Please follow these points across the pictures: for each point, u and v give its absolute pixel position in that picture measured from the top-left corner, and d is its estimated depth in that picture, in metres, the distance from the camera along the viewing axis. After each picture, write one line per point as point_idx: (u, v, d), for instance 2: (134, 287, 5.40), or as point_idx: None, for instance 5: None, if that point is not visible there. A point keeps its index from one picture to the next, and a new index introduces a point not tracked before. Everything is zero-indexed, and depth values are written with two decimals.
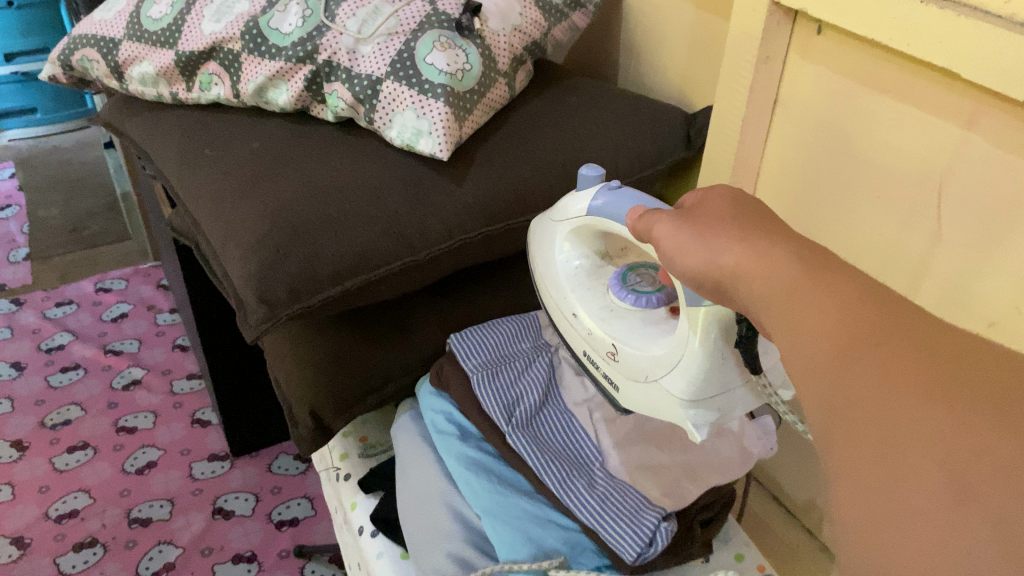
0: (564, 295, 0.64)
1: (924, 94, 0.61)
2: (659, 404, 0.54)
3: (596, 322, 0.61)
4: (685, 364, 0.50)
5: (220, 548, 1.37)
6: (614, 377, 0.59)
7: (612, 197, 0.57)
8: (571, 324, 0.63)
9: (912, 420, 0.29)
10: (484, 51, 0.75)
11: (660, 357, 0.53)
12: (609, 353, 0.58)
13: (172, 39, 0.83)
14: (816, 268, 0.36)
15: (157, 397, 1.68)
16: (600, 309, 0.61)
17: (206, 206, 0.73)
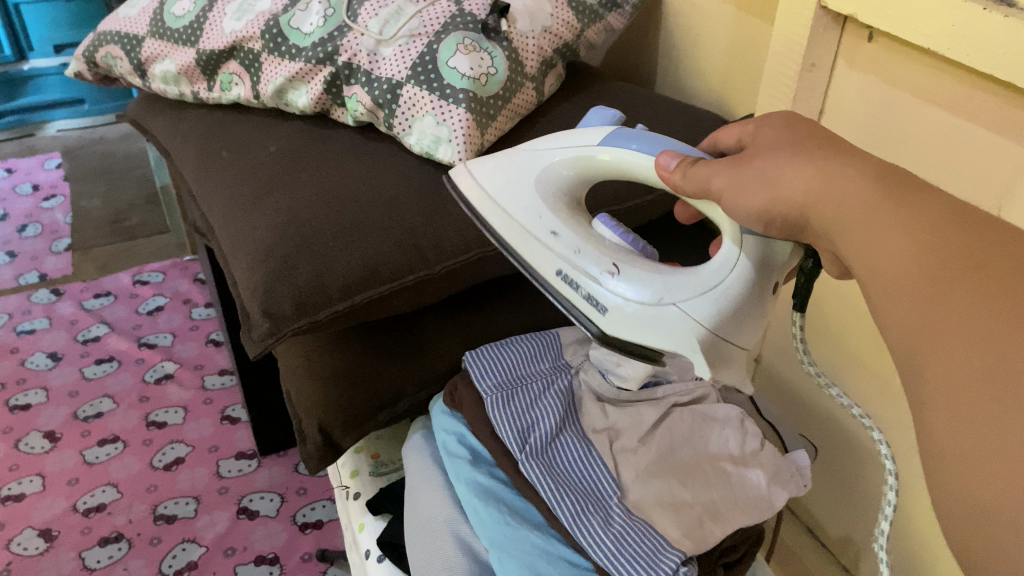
0: (538, 211, 0.56)
1: (984, 108, 0.56)
2: (661, 332, 0.50)
3: (587, 240, 0.54)
4: (724, 287, 0.48)
5: (243, 548, 1.36)
6: (604, 299, 0.52)
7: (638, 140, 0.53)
8: (544, 243, 0.55)
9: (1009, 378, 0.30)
10: (510, 54, 0.72)
11: (687, 280, 0.50)
12: (608, 274, 0.52)
13: (194, 37, 0.81)
14: (889, 286, 0.37)
15: (188, 393, 1.67)
16: (590, 234, 0.55)
17: (220, 211, 0.71)
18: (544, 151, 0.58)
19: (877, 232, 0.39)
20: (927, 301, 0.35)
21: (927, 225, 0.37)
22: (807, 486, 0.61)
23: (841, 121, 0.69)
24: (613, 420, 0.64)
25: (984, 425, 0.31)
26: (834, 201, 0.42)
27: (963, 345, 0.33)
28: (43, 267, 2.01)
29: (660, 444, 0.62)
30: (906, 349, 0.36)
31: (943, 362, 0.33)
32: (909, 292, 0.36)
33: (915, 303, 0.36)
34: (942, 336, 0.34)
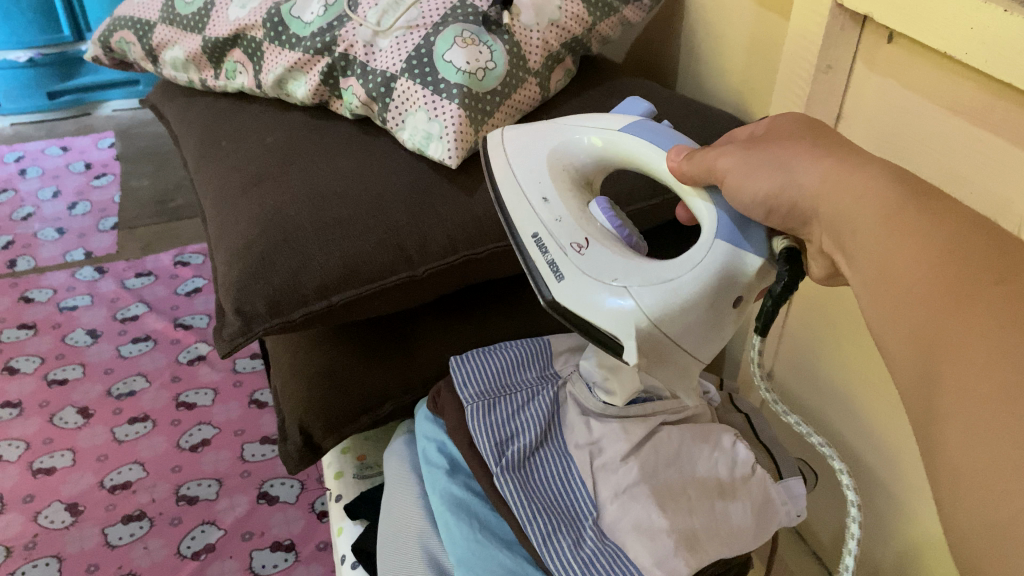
0: (537, 173, 0.51)
1: (1005, 119, 0.52)
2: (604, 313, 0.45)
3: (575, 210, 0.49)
4: (685, 278, 0.44)
5: (261, 533, 1.24)
6: (563, 267, 0.48)
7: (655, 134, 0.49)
8: (531, 204, 0.51)
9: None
10: (512, 48, 0.69)
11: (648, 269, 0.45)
12: (577, 246, 0.48)
13: (201, 23, 0.80)
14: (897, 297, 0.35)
15: (218, 373, 1.53)
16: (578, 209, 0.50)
17: (211, 203, 0.70)
18: (569, 121, 0.53)
19: (888, 237, 0.35)
20: (944, 309, 0.31)
21: (946, 231, 0.33)
22: (798, 514, 0.59)
23: (860, 124, 0.64)
24: (597, 434, 0.60)
25: (1003, 450, 0.28)
26: (846, 201, 0.38)
27: (981, 353, 0.29)
28: (89, 245, 1.87)
29: (643, 463, 0.58)
30: (908, 360, 0.33)
31: (955, 373, 0.30)
32: (919, 297, 0.33)
33: (928, 314, 0.32)
34: (958, 349, 0.30)
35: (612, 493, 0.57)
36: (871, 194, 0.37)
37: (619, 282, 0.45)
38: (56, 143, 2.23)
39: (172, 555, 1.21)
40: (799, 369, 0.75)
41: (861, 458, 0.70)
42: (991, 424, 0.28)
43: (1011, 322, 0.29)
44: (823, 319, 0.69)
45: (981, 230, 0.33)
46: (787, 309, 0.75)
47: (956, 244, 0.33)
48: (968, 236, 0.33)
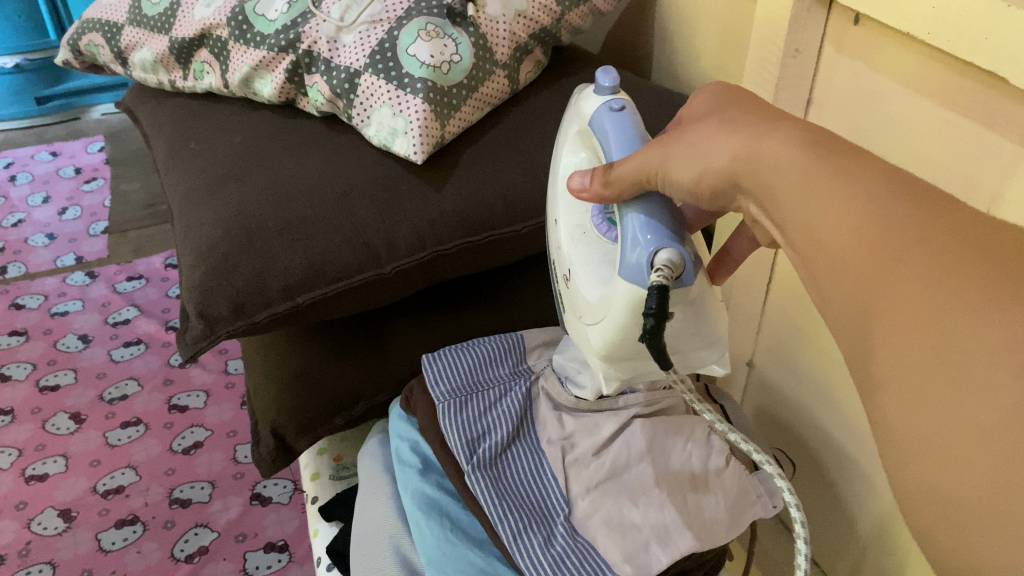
0: (557, 193, 0.57)
1: (971, 99, 0.51)
2: (582, 340, 0.53)
3: (572, 235, 0.54)
4: (607, 320, 0.47)
5: (254, 535, 1.24)
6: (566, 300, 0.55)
7: (605, 115, 0.50)
8: (552, 227, 0.57)
9: (967, 365, 0.26)
10: (478, 40, 0.68)
11: (590, 303, 0.50)
12: (566, 277, 0.54)
13: (168, 23, 0.78)
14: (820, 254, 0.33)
15: (210, 375, 1.53)
16: (575, 228, 0.54)
17: (178, 202, 0.69)
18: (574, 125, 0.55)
19: (812, 206, 0.33)
20: (869, 275, 0.30)
21: (868, 191, 0.31)
22: (776, 506, 0.58)
23: (831, 108, 0.63)
24: (570, 430, 0.60)
25: (950, 431, 0.26)
26: (775, 166, 0.36)
27: (910, 321, 0.28)
28: (80, 249, 1.86)
29: (615, 459, 0.57)
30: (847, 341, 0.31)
31: (893, 345, 0.28)
32: (849, 262, 0.31)
33: (855, 281, 0.31)
34: (889, 320, 0.29)
35: (586, 490, 0.56)
36: (793, 164, 0.35)
37: (584, 320, 0.51)
38: (45, 149, 2.21)
39: (166, 558, 1.21)
40: (780, 357, 0.74)
41: (841, 447, 0.69)
42: (933, 401, 0.27)
43: (944, 286, 0.27)
44: (800, 307, 0.69)
45: (897, 187, 0.31)
46: (764, 298, 0.74)
47: (879, 207, 0.31)
48: (906, 197, 0.30)
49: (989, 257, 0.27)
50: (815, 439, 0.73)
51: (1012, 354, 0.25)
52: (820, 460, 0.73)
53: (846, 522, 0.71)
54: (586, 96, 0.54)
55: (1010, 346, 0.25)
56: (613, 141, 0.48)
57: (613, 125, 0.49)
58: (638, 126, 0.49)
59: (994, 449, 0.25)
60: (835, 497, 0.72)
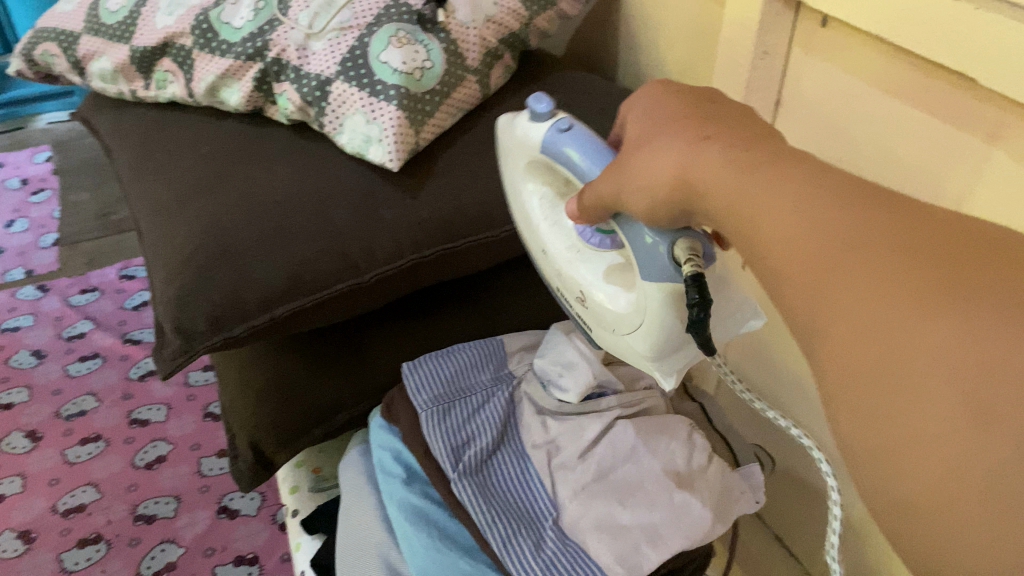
0: (531, 229, 0.57)
1: (938, 98, 0.52)
2: (624, 350, 0.50)
3: (563, 259, 0.54)
4: (648, 322, 0.45)
5: (223, 548, 1.22)
6: (586, 320, 0.53)
7: (560, 137, 0.48)
8: (542, 260, 0.56)
9: (907, 378, 0.25)
10: (449, 46, 0.68)
11: (624, 312, 0.48)
12: (579, 299, 0.53)
13: (128, 32, 0.77)
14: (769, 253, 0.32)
15: (171, 388, 1.50)
16: (567, 250, 0.53)
17: (147, 214, 0.68)
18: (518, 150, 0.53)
19: (754, 225, 0.32)
20: (806, 291, 0.29)
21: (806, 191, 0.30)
22: (758, 501, 0.59)
23: (801, 109, 0.64)
24: (554, 433, 0.60)
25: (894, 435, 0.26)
26: (716, 180, 0.34)
27: (851, 341, 0.27)
28: (30, 263, 1.81)
29: (600, 461, 0.58)
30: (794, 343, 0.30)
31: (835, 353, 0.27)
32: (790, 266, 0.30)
33: (798, 305, 0.29)
34: (831, 347, 0.27)
35: (575, 493, 0.56)
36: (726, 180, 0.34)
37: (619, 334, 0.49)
38: None
39: None
40: (752, 354, 0.76)
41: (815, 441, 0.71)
42: (875, 414, 0.26)
43: (878, 295, 0.26)
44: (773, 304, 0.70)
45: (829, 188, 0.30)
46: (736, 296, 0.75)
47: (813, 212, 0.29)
48: (835, 208, 0.29)
49: (920, 260, 0.26)
50: (790, 434, 0.74)
51: (949, 365, 0.24)
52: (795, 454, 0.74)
53: (822, 514, 0.73)
54: (518, 125, 0.52)
55: (949, 356, 0.24)
56: (584, 158, 0.46)
57: (573, 146, 0.48)
58: (597, 138, 0.48)
59: (935, 461, 0.24)
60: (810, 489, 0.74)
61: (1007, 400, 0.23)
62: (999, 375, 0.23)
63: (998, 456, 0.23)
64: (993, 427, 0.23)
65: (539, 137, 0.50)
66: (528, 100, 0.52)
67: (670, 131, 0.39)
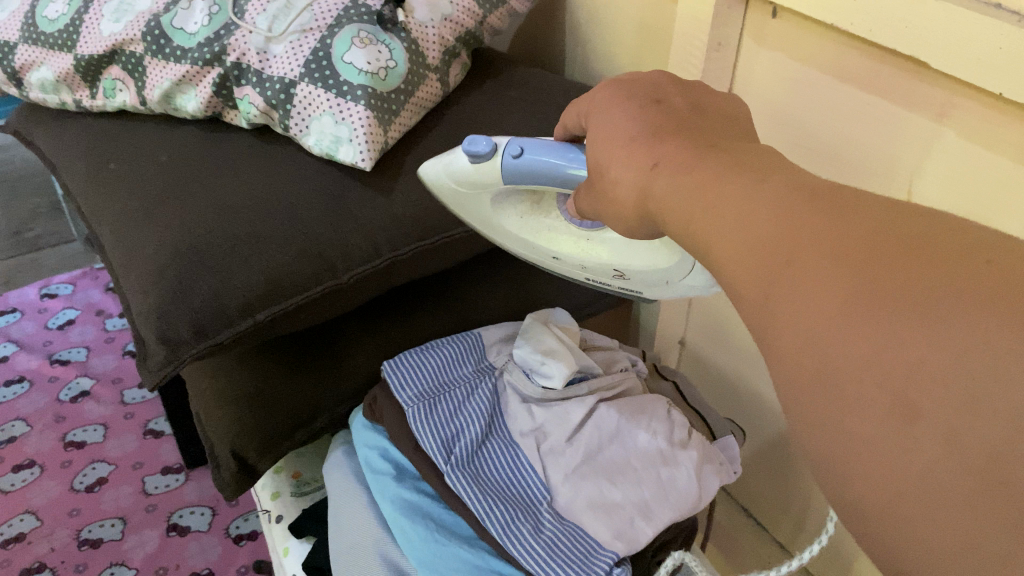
0: (527, 246, 0.59)
1: (889, 83, 0.56)
2: (685, 291, 0.54)
3: (578, 254, 0.57)
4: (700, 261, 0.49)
5: (176, 567, 1.15)
6: (632, 287, 0.57)
7: (523, 159, 0.50)
8: (557, 264, 0.59)
9: (840, 380, 0.24)
10: (410, 45, 0.68)
11: (672, 263, 0.51)
12: (617, 276, 0.56)
13: (71, 41, 0.75)
14: None
15: (106, 408, 1.40)
16: (577, 242, 0.56)
17: (107, 225, 0.66)
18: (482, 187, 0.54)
19: (698, 218, 0.32)
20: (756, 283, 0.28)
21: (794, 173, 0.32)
22: (736, 471, 0.62)
23: (757, 97, 0.68)
24: (540, 420, 0.62)
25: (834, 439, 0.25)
26: (677, 170, 0.33)
27: (791, 339, 0.26)
28: None
29: (588, 443, 0.59)
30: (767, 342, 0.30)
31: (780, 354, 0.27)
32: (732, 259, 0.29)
33: (745, 295, 0.29)
34: (776, 337, 0.27)
35: (568, 475, 0.58)
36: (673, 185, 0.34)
37: (675, 280, 0.53)
38: None
39: None
40: (710, 335, 0.79)
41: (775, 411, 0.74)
42: (816, 413, 0.25)
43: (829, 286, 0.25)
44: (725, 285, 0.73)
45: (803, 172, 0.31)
46: None
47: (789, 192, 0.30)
48: (780, 196, 0.29)
49: (847, 258, 0.25)
50: (756, 408, 0.77)
51: (878, 371, 0.23)
52: (756, 427, 0.78)
53: (786, 483, 0.77)
54: (464, 167, 0.53)
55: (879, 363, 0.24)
56: (560, 158, 0.49)
57: (541, 159, 0.50)
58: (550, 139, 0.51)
59: (872, 459, 0.24)
60: (773, 459, 0.78)
61: (933, 397, 0.22)
62: (928, 373, 0.22)
63: (928, 460, 0.22)
64: (921, 426, 0.23)
65: (496, 169, 0.52)
66: (457, 148, 0.53)
67: (618, 131, 0.38)
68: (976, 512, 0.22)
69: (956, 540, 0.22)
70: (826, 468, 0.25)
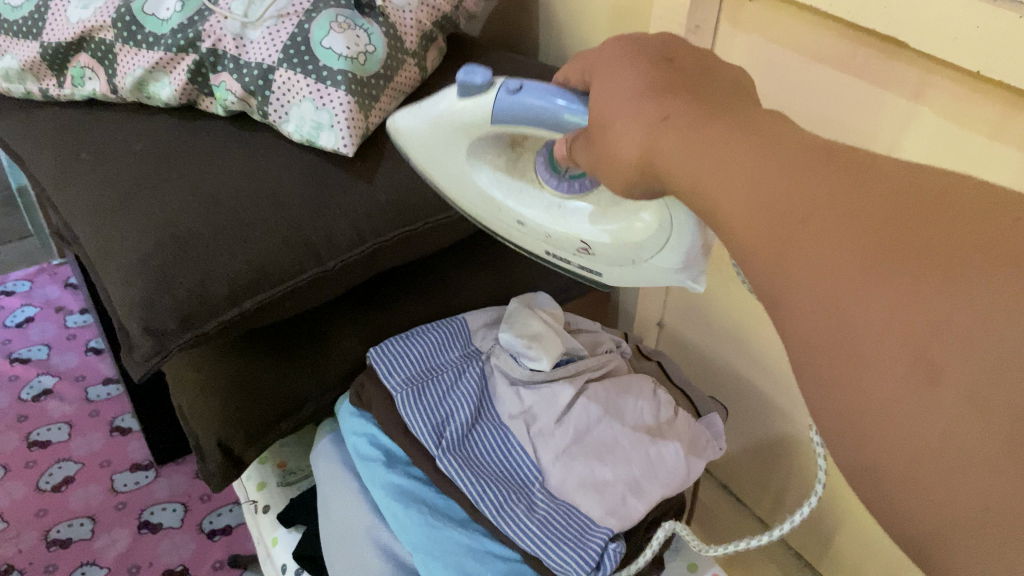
0: (494, 206, 0.58)
1: (865, 64, 0.57)
2: (647, 277, 0.53)
3: (547, 220, 0.56)
4: (676, 233, 0.48)
5: (149, 564, 1.11)
6: (592, 266, 0.56)
7: (516, 95, 0.48)
8: (522, 231, 0.58)
9: (860, 342, 0.25)
10: (388, 30, 0.68)
11: (643, 240, 0.51)
12: (582, 250, 0.55)
13: (36, 29, 0.73)
14: None
15: (71, 406, 1.36)
16: (547, 208, 0.56)
17: (82, 216, 0.64)
18: (458, 128, 0.53)
19: (704, 195, 0.32)
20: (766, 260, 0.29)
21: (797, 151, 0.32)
22: (722, 447, 0.63)
23: None
24: (528, 403, 0.62)
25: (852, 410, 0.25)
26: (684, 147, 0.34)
27: (807, 303, 0.27)
28: None
29: (577, 424, 0.60)
30: None
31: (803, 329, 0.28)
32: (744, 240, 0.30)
33: (759, 270, 0.29)
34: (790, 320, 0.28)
35: (557, 456, 0.59)
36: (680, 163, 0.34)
37: (640, 261, 0.52)
38: None
39: None
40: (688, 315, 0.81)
41: (752, 388, 0.76)
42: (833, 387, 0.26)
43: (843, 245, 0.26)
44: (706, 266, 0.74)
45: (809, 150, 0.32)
46: None
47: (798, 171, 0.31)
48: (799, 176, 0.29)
49: (867, 219, 0.26)
50: (735, 386, 0.78)
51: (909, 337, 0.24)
52: (735, 405, 0.80)
53: (765, 460, 0.79)
54: (451, 100, 0.52)
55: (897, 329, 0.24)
56: (549, 99, 0.46)
57: (531, 99, 0.47)
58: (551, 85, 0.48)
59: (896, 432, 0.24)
60: (752, 437, 0.80)
61: (956, 355, 0.23)
62: (948, 338, 0.23)
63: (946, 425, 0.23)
64: (943, 388, 0.23)
65: (485, 106, 0.50)
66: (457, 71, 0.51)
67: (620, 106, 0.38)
68: (1001, 470, 0.23)
69: (981, 499, 0.23)
70: (843, 440, 0.26)
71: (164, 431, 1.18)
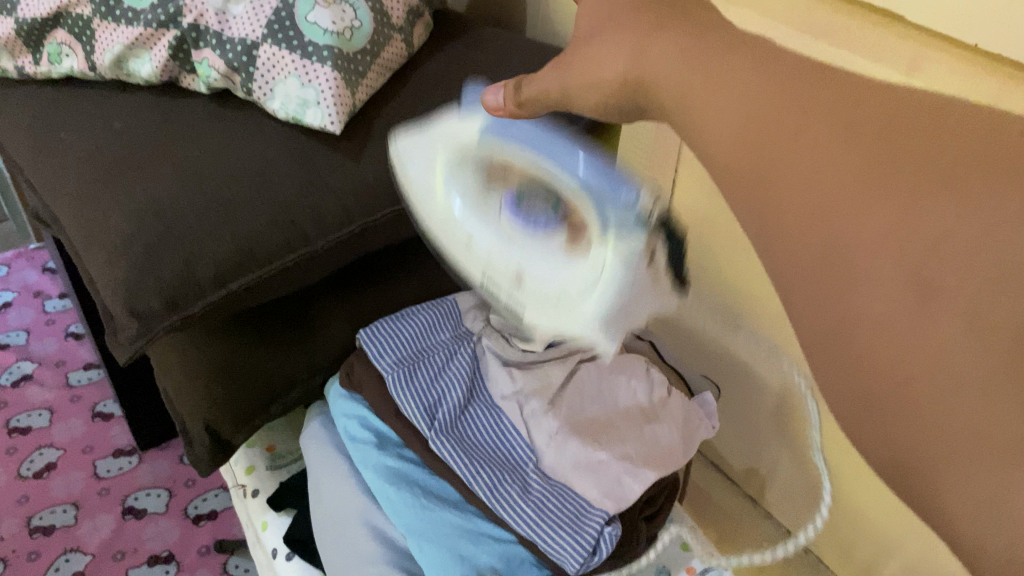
0: (436, 214, 0.53)
1: (860, 38, 0.56)
2: (575, 323, 0.46)
3: (481, 231, 0.50)
4: (601, 275, 0.43)
5: (134, 550, 1.10)
6: (519, 301, 0.49)
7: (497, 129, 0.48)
8: (455, 245, 0.52)
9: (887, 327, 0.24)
10: (374, 5, 0.68)
11: (572, 276, 0.45)
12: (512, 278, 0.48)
13: (9, 3, 0.70)
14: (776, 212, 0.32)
15: (51, 392, 1.34)
16: (483, 220, 0.49)
17: (62, 196, 0.63)
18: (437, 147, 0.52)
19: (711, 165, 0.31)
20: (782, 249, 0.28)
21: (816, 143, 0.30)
22: (714, 426, 0.63)
23: None
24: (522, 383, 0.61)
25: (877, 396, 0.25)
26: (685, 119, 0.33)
27: (825, 289, 0.26)
28: None
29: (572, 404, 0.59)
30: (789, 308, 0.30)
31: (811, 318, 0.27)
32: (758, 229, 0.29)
33: (770, 242, 0.29)
34: (806, 299, 0.27)
35: (552, 437, 0.58)
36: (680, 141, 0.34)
37: (565, 302, 0.46)
38: None
39: None
40: None
41: (743, 366, 0.76)
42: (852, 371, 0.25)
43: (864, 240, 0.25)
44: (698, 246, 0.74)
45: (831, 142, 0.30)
46: None
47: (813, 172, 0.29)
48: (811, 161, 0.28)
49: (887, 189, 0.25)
50: (726, 365, 0.78)
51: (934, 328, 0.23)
52: (725, 384, 0.80)
53: (755, 438, 0.80)
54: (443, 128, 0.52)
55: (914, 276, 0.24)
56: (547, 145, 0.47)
57: (514, 135, 0.47)
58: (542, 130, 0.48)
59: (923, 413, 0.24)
60: (742, 416, 0.80)
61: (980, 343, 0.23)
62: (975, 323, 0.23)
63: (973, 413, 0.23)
64: (957, 336, 0.23)
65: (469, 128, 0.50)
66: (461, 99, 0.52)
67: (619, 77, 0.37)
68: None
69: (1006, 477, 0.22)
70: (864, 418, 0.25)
71: (147, 415, 1.16)
